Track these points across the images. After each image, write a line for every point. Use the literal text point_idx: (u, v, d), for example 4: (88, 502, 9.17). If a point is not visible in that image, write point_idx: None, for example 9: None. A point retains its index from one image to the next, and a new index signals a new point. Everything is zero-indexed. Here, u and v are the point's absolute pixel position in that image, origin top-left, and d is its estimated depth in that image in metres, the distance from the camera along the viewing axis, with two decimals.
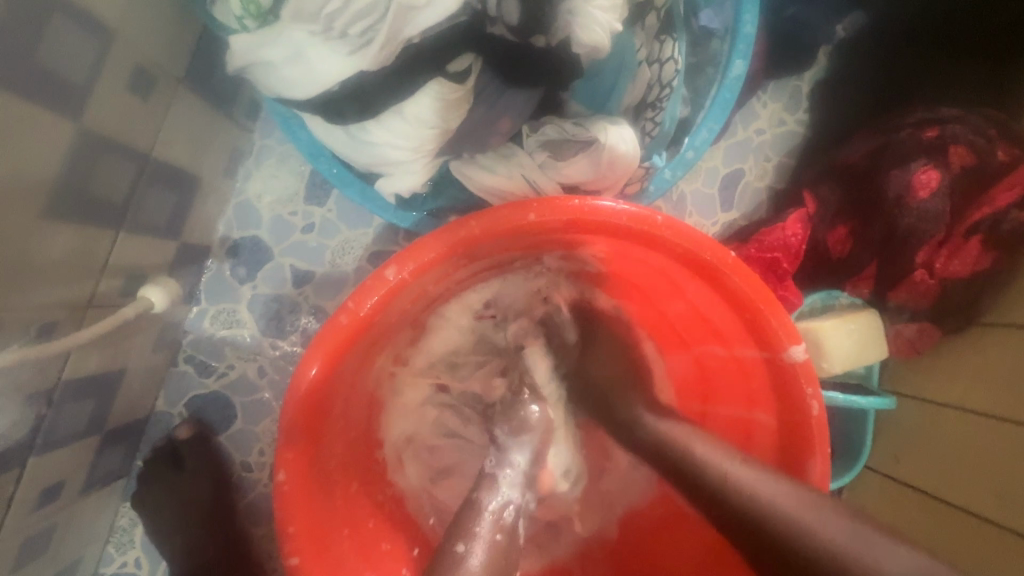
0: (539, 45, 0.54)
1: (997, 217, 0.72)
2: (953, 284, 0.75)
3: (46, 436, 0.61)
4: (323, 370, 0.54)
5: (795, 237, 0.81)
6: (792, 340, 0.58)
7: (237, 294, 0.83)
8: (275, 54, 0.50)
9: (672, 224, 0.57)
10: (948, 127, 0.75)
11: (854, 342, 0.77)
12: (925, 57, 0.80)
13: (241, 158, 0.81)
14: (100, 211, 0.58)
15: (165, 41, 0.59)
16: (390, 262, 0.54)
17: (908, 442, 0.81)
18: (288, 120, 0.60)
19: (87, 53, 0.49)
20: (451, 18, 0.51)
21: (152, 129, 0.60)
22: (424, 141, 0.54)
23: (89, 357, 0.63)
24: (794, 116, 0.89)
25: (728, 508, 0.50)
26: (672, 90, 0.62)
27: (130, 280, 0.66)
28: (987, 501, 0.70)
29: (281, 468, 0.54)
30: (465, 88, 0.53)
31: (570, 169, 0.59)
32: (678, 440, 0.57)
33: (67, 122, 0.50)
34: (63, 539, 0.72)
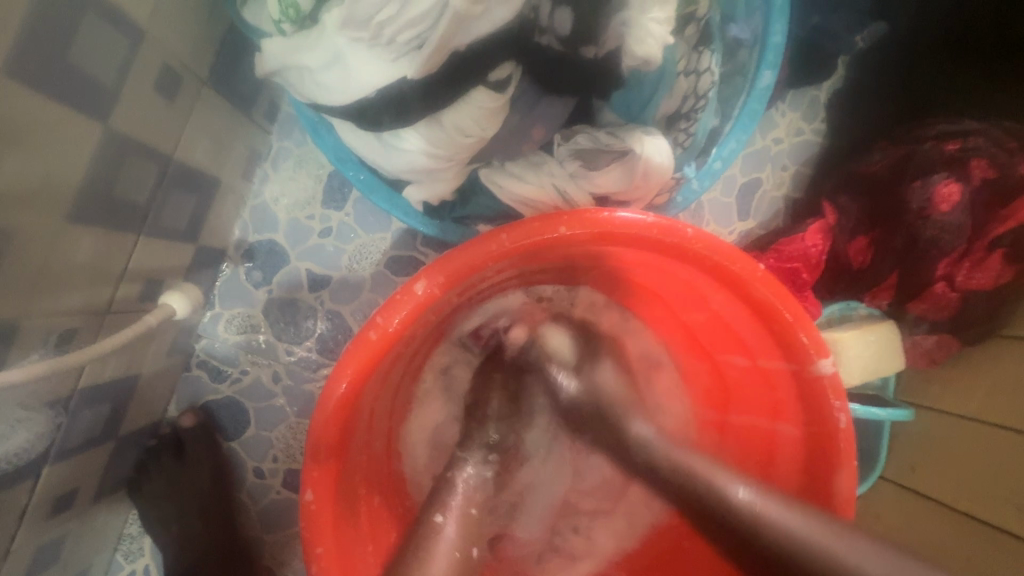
0: (589, 54, 0.56)
1: (1020, 232, 0.72)
2: (975, 296, 0.75)
3: (62, 444, 0.60)
4: (353, 385, 0.52)
5: (815, 247, 0.81)
6: (821, 353, 0.57)
7: (252, 297, 0.81)
8: (313, 59, 0.49)
9: (701, 236, 0.56)
10: (969, 139, 0.75)
11: (873, 352, 0.77)
12: (948, 70, 0.80)
13: (258, 160, 0.80)
14: (122, 215, 0.56)
15: (193, 42, 0.58)
16: (419, 275, 0.52)
17: (925, 453, 0.82)
18: (316, 124, 0.59)
19: (116, 54, 0.48)
20: (504, 28, 0.50)
21: (175, 131, 0.59)
22: (460, 149, 0.54)
23: (106, 364, 0.62)
24: (812, 125, 0.89)
25: (737, 531, 0.48)
26: (707, 102, 0.63)
27: (148, 285, 0.64)
28: (1004, 514, 0.70)
29: (309, 484, 0.52)
30: (505, 97, 0.53)
31: (603, 178, 0.58)
32: (673, 458, 0.54)
33: (95, 125, 0.49)
34: (73, 548, 0.70)
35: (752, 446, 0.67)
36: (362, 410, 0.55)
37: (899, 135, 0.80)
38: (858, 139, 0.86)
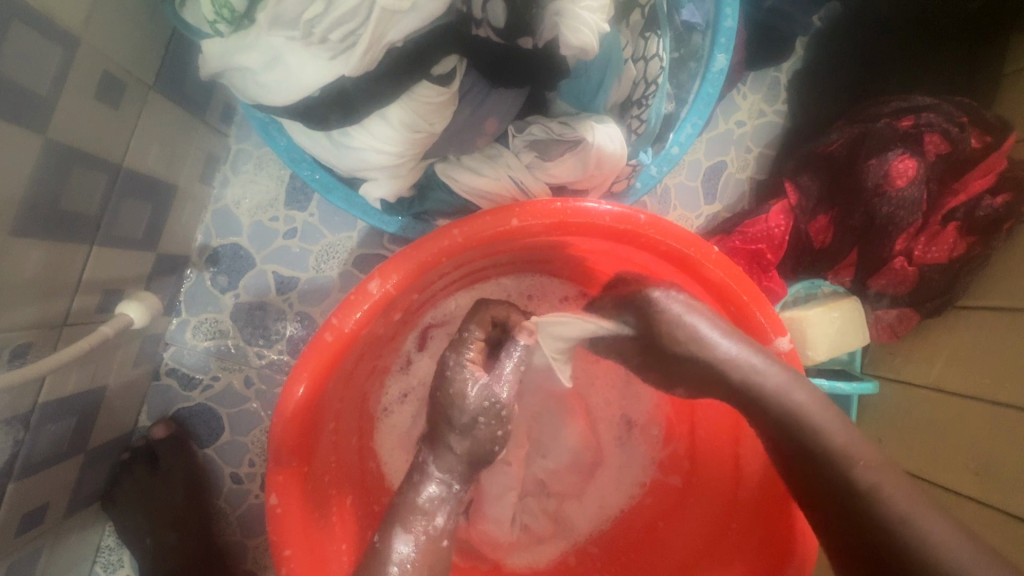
0: (527, 47, 0.52)
1: (972, 204, 0.76)
2: (931, 269, 0.77)
3: (25, 460, 0.59)
4: (310, 389, 0.52)
5: (779, 228, 0.80)
6: (778, 332, 0.58)
7: (219, 303, 0.80)
8: (251, 60, 0.48)
9: (657, 223, 0.56)
10: (922, 115, 0.77)
11: (838, 330, 0.78)
12: (903, 45, 0.81)
13: (217, 164, 0.79)
14: (73, 226, 0.56)
15: (133, 45, 0.56)
16: (374, 274, 0.52)
17: (890, 423, 0.84)
18: (266, 124, 0.59)
19: (51, 63, 0.47)
20: (431, 21, 0.48)
21: (123, 138, 0.58)
22: (411, 146, 0.53)
23: (67, 377, 0.61)
24: (773, 107, 0.90)
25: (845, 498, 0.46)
26: (658, 87, 0.61)
27: (107, 295, 0.64)
28: (969, 480, 0.73)
29: (272, 491, 0.53)
30: (452, 90, 0.52)
31: (558, 169, 0.58)
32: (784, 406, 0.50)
33: (32, 135, 0.48)
34: (48, 563, 0.69)
35: (718, 432, 0.67)
36: (325, 410, 0.56)
37: (856, 114, 0.81)
38: (817, 119, 0.86)
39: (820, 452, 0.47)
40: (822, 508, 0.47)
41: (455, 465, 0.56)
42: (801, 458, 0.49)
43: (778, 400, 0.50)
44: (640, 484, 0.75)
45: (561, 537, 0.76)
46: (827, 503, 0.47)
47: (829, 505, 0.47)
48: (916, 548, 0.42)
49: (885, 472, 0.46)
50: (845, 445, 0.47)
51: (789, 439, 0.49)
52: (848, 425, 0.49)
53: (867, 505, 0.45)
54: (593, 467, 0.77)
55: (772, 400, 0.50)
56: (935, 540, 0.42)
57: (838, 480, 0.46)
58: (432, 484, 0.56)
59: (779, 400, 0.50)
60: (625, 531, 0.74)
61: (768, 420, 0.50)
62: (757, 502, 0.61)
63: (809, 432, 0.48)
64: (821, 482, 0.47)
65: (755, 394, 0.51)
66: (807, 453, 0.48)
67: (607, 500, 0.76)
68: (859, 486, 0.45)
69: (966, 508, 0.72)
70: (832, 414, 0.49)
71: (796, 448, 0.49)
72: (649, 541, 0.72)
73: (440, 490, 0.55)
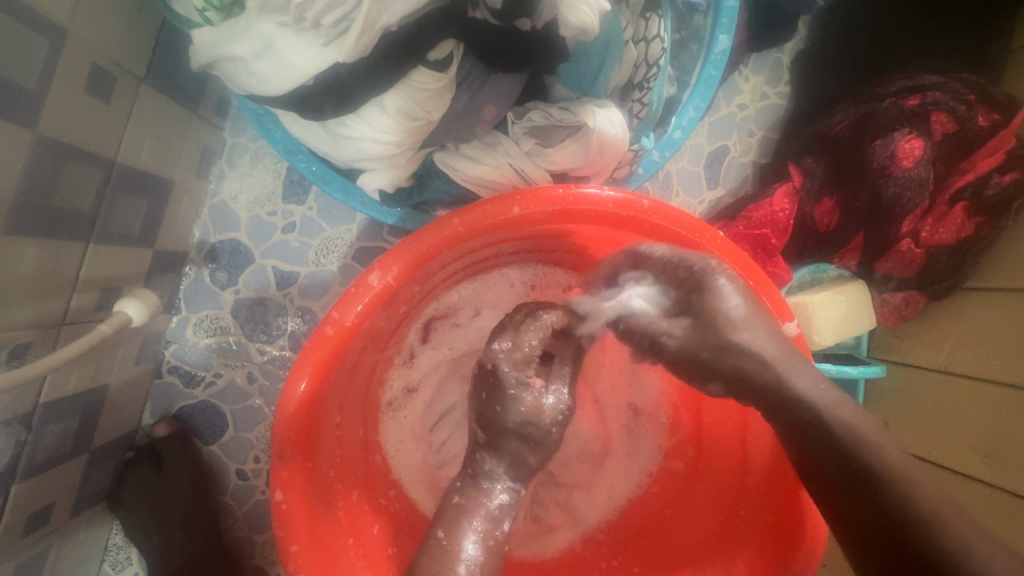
0: (524, 29, 0.50)
1: (980, 183, 0.74)
2: (939, 249, 0.76)
3: (28, 461, 0.59)
4: (312, 384, 0.51)
5: (784, 212, 0.79)
6: (785, 317, 0.57)
7: (219, 299, 0.80)
8: (243, 48, 0.48)
9: (660, 208, 0.56)
10: (928, 94, 0.75)
11: (844, 314, 0.77)
12: (907, 23, 0.80)
13: (212, 158, 0.78)
14: (67, 224, 0.55)
15: (122, 38, 0.55)
16: (373, 266, 0.52)
17: (898, 407, 0.84)
18: (261, 117, 0.58)
19: (36, 58, 0.46)
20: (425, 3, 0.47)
21: (115, 134, 0.57)
22: (407, 135, 0.52)
23: (68, 377, 0.61)
24: (776, 89, 0.88)
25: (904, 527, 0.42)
26: (659, 69, 0.60)
27: (105, 294, 0.63)
28: (977, 462, 0.72)
29: (277, 487, 0.52)
30: (448, 76, 0.51)
31: (559, 156, 0.57)
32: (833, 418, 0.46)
33: (21, 131, 0.47)
34: (57, 562, 0.69)
35: (725, 419, 0.67)
36: (328, 404, 0.55)
37: (861, 93, 0.79)
38: (820, 101, 0.85)
39: (874, 473, 0.44)
40: (872, 539, 0.43)
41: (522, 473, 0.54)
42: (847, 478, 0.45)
43: (821, 415, 0.46)
44: (648, 473, 0.75)
45: (569, 526, 0.75)
46: (867, 516, 0.44)
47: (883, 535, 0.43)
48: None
49: (942, 498, 0.42)
50: (901, 467, 0.44)
51: (837, 460, 0.46)
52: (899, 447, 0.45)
53: (928, 536, 0.41)
54: (601, 455, 0.76)
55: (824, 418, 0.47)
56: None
57: (898, 513, 0.43)
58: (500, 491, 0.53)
59: (829, 417, 0.46)
60: (632, 519, 0.74)
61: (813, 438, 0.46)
62: (766, 488, 0.61)
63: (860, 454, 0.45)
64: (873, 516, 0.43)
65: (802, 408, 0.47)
66: (857, 474, 0.44)
67: (615, 490, 0.76)
68: (921, 513, 0.42)
69: (976, 491, 0.72)
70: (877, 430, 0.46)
71: (844, 467, 0.45)
72: (657, 529, 0.71)
73: (509, 497, 0.53)
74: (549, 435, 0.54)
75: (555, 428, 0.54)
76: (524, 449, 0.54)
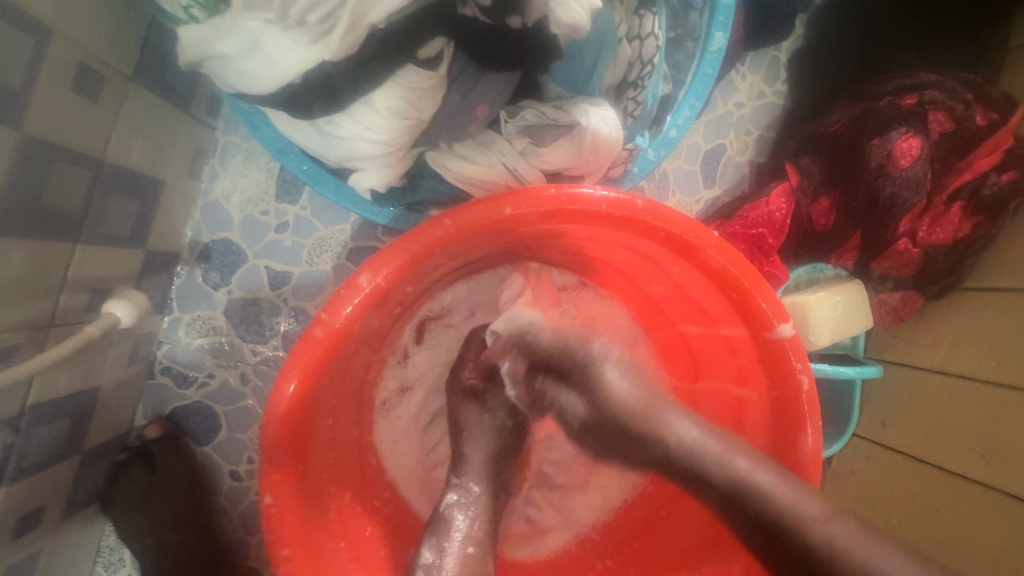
0: (515, 26, 0.50)
1: (977, 183, 0.74)
2: (936, 250, 0.76)
3: (18, 464, 0.58)
4: (303, 386, 0.51)
5: (780, 211, 0.78)
6: (781, 318, 0.57)
7: (212, 300, 0.79)
8: (230, 47, 0.47)
9: (655, 208, 0.55)
10: (926, 93, 0.75)
11: (840, 314, 0.77)
12: (904, 23, 0.80)
13: (204, 158, 0.77)
14: (56, 224, 0.54)
15: (110, 36, 0.55)
16: (364, 267, 0.51)
17: (894, 407, 0.83)
18: (251, 115, 0.57)
19: (22, 56, 0.46)
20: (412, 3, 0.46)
21: (103, 133, 0.57)
22: (397, 134, 0.52)
23: (58, 378, 0.60)
24: (773, 87, 0.87)
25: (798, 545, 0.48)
26: (654, 68, 0.60)
27: (95, 295, 0.63)
28: (974, 463, 0.72)
29: (267, 490, 0.52)
30: (438, 74, 0.50)
31: (552, 155, 0.57)
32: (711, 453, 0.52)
33: (7, 131, 0.46)
34: (48, 564, 0.69)
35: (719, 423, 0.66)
36: (319, 406, 0.55)
37: (858, 92, 0.79)
38: (817, 99, 0.84)
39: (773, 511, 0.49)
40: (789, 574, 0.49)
41: (473, 471, 0.57)
42: (758, 527, 0.50)
43: (709, 468, 0.52)
44: (643, 474, 0.74)
45: (564, 527, 0.75)
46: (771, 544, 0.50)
47: (798, 567, 0.48)
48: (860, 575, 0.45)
49: (826, 510, 0.48)
50: (789, 502, 0.49)
51: (744, 516, 0.51)
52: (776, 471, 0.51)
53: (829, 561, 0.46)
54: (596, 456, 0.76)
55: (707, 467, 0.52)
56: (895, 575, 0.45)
57: (784, 537, 0.49)
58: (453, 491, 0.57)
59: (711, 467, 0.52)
60: (627, 520, 0.74)
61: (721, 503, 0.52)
62: None
63: (747, 493, 0.50)
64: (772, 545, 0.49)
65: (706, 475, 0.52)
66: (760, 519, 0.50)
67: (610, 490, 0.75)
68: (816, 541, 0.47)
69: (973, 493, 0.71)
70: (765, 470, 0.51)
71: (749, 518, 0.51)
72: (652, 531, 0.71)
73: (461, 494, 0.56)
74: (484, 430, 0.59)
75: (484, 418, 0.59)
76: (469, 446, 0.58)
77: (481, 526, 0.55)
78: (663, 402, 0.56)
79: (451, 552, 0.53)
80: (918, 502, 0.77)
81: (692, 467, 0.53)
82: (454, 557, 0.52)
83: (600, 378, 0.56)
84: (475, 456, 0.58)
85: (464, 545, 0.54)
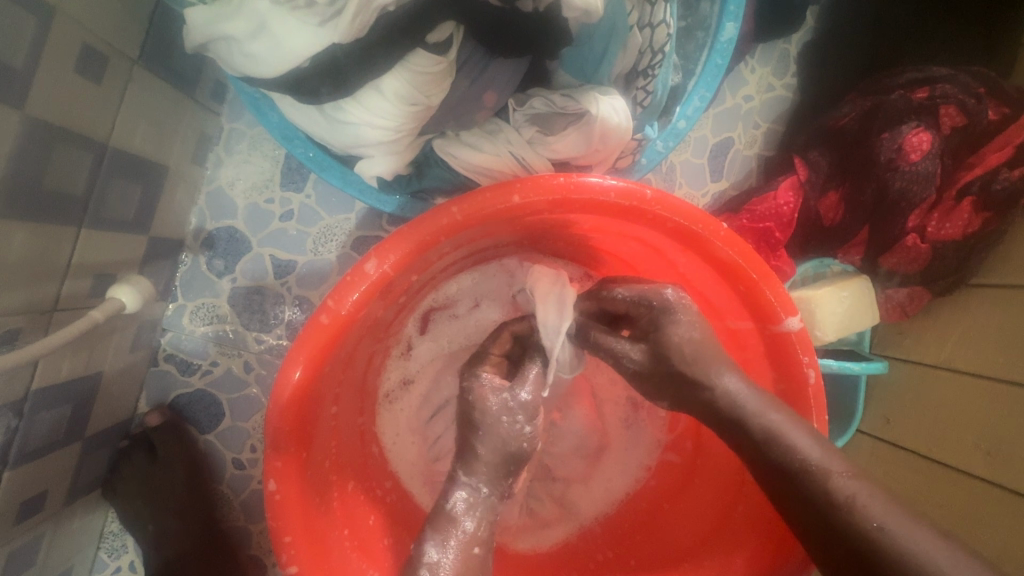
0: (526, 9, 0.49)
1: (988, 178, 0.73)
2: (944, 245, 0.75)
3: (20, 448, 0.58)
4: (307, 372, 0.51)
5: (787, 205, 0.78)
6: (788, 312, 0.57)
7: (216, 288, 0.79)
8: (236, 28, 0.46)
9: (664, 199, 0.54)
10: (938, 86, 0.74)
11: (847, 309, 0.77)
12: (917, 17, 0.79)
13: (209, 144, 0.76)
14: (59, 208, 0.54)
15: (114, 18, 0.54)
16: (370, 254, 0.51)
17: (898, 403, 0.83)
18: (257, 100, 0.56)
19: (25, 36, 0.45)
20: None
21: (107, 116, 0.56)
22: (404, 119, 0.51)
23: (61, 363, 0.60)
24: (783, 80, 0.87)
25: (826, 512, 0.47)
26: (665, 57, 0.58)
27: (98, 280, 0.62)
28: (980, 460, 0.71)
29: (271, 476, 0.52)
30: (448, 59, 0.50)
31: (560, 144, 0.56)
32: (751, 409, 0.53)
33: (10, 112, 0.46)
34: (51, 548, 0.69)
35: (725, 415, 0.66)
36: (324, 394, 0.54)
37: (869, 85, 0.78)
38: (826, 93, 0.83)
39: (798, 468, 0.49)
40: (803, 528, 0.48)
41: (483, 469, 0.53)
42: (781, 479, 0.50)
43: (743, 416, 0.53)
44: (646, 468, 0.74)
45: (566, 519, 0.75)
46: (799, 507, 0.49)
47: (815, 525, 0.47)
48: (893, 556, 0.43)
49: (862, 483, 0.47)
50: (815, 460, 0.49)
51: (768, 466, 0.51)
52: (816, 439, 0.50)
53: (846, 517, 0.46)
54: (598, 449, 0.76)
55: (743, 418, 0.53)
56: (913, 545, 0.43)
57: (812, 497, 0.48)
58: (459, 490, 0.53)
59: (747, 420, 0.53)
60: (629, 514, 0.73)
61: (750, 453, 0.52)
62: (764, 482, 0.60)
63: (777, 449, 0.51)
64: (799, 506, 0.49)
65: (740, 423, 0.53)
66: (789, 474, 0.49)
67: (613, 483, 0.75)
68: (836, 496, 0.47)
69: (978, 490, 0.71)
70: (803, 433, 0.51)
71: (781, 474, 0.50)
72: (653, 525, 0.71)
73: (466, 493, 0.52)
74: (500, 429, 0.53)
75: (504, 418, 0.53)
76: (480, 443, 0.53)
77: (487, 525, 0.52)
78: (714, 357, 0.55)
79: (452, 549, 0.49)
80: (923, 498, 0.77)
81: (730, 416, 0.54)
82: (453, 553, 0.49)
83: (667, 326, 0.56)
84: (486, 455, 0.53)
85: (469, 544, 0.50)
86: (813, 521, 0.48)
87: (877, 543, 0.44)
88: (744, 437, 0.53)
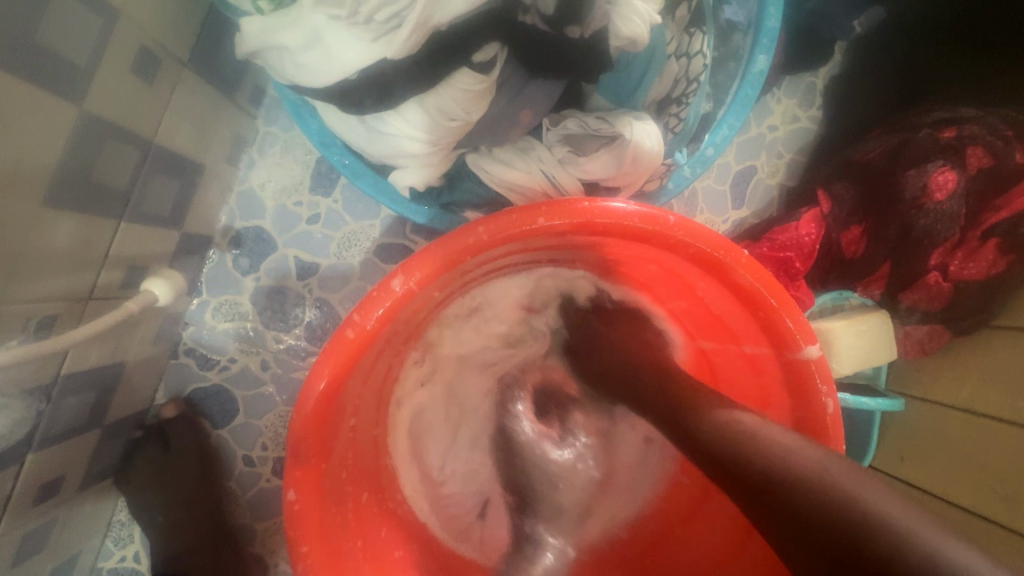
0: (573, 36, 0.54)
1: (1013, 221, 0.72)
2: (968, 285, 0.75)
3: (45, 431, 0.59)
4: (332, 383, 0.51)
5: (809, 236, 0.79)
6: (808, 340, 0.57)
7: (240, 285, 0.80)
8: (291, 38, 0.48)
9: (685, 224, 0.55)
10: (965, 127, 0.74)
11: (864, 343, 0.77)
12: (947, 57, 0.79)
13: (245, 146, 0.79)
14: (102, 202, 0.56)
15: (170, 21, 0.56)
16: (396, 271, 0.51)
17: (914, 442, 0.82)
18: (299, 107, 0.57)
19: (88, 35, 0.47)
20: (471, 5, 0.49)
21: (154, 115, 0.58)
22: (443, 134, 0.53)
23: (89, 351, 0.62)
24: (808, 112, 0.87)
25: (787, 501, 0.40)
26: (699, 86, 0.61)
27: (131, 272, 0.64)
28: (998, 506, 0.70)
29: (291, 486, 0.53)
30: (490, 79, 0.53)
31: (591, 165, 0.57)
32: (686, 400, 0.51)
33: (68, 107, 0.47)
34: (63, 533, 0.70)
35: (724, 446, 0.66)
36: (346, 400, 0.55)
37: (896, 122, 0.79)
38: (852, 127, 0.85)
39: (739, 448, 0.45)
40: (765, 520, 0.42)
41: None
42: (734, 474, 0.44)
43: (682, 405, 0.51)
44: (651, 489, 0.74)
45: None
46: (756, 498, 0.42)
47: (776, 516, 0.41)
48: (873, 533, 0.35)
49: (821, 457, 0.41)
50: (760, 438, 0.44)
51: (716, 457, 0.46)
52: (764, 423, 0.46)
53: (809, 500, 0.39)
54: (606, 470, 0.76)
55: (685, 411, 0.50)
56: (890, 516, 0.36)
57: (772, 491, 0.41)
58: None
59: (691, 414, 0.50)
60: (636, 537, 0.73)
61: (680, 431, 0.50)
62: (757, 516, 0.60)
63: (722, 435, 0.46)
64: (764, 501, 0.42)
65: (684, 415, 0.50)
66: (734, 460, 0.44)
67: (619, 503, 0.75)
68: (794, 472, 0.41)
69: (992, 535, 0.71)
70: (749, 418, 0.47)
71: (730, 464, 0.45)
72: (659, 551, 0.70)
73: None
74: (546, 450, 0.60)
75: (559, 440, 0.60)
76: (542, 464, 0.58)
77: None
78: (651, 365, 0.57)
79: None
80: None
81: (674, 411, 0.51)
82: None
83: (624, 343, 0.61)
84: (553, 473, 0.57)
85: None
86: (778, 516, 0.41)
87: (851, 523, 0.36)
88: (682, 427, 0.50)
